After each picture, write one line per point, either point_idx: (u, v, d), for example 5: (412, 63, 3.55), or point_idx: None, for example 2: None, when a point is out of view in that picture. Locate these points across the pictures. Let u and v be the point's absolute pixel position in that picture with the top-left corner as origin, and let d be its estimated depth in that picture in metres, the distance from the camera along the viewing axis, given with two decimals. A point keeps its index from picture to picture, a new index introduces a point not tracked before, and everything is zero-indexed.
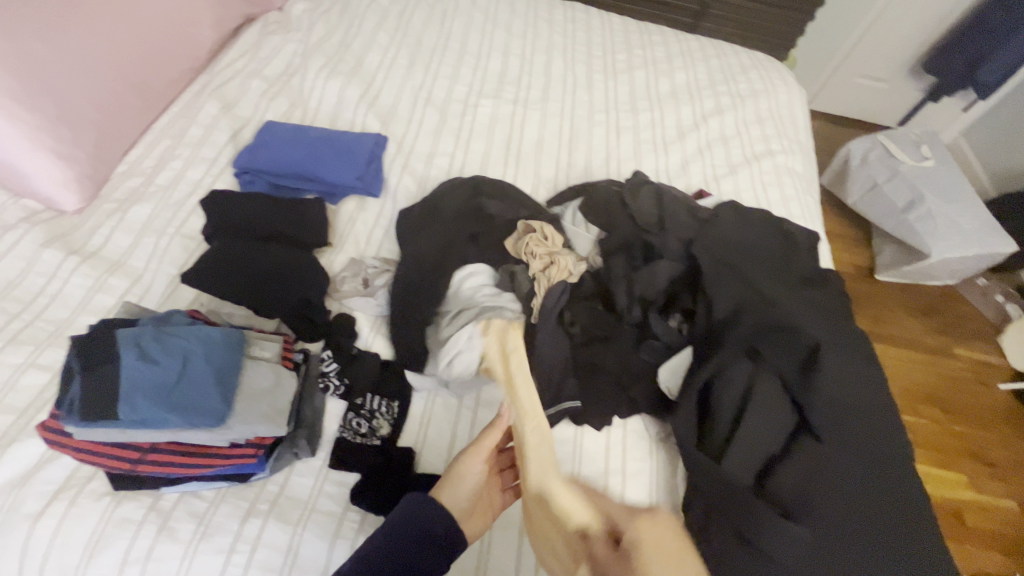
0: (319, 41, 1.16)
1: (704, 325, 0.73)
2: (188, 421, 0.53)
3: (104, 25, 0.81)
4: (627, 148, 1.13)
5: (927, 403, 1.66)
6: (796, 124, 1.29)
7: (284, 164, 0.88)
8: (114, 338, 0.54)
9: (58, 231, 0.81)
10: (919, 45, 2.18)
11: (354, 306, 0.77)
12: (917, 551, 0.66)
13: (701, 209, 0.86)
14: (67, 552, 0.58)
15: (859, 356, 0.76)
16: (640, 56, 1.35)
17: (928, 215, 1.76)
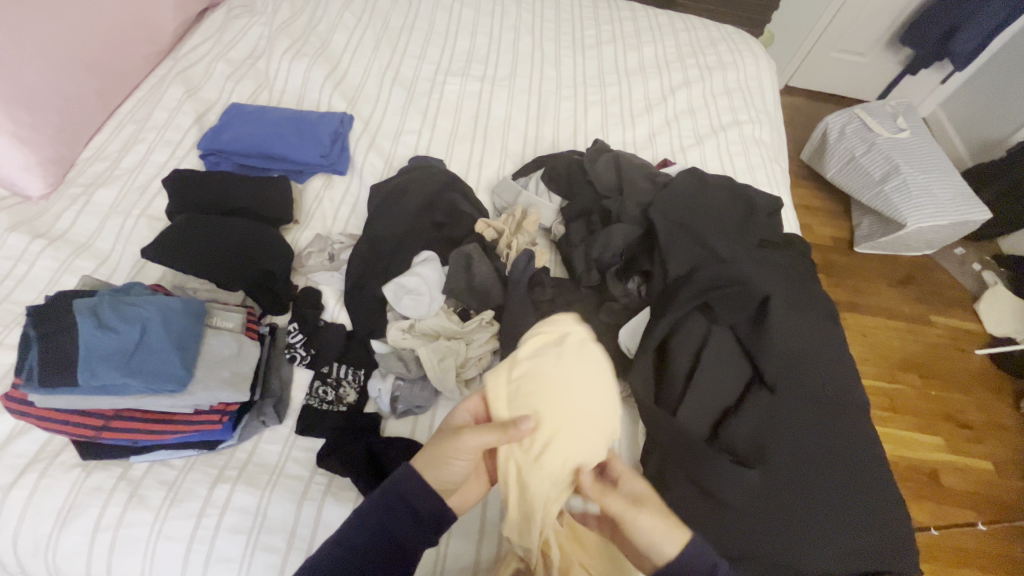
0: (284, 23, 1.16)
1: (661, 285, 0.76)
2: (150, 386, 0.56)
3: (59, 9, 0.81)
4: (594, 122, 1.14)
5: (910, 370, 1.60)
6: (764, 95, 1.30)
7: (247, 143, 0.89)
8: (70, 308, 0.56)
9: (23, 215, 0.81)
10: (895, 18, 2.15)
11: (320, 280, 0.79)
12: (873, 497, 0.67)
13: (658, 173, 0.89)
14: (39, 522, 0.59)
15: (815, 312, 0.78)
16: (609, 31, 1.35)
17: (904, 185, 1.67)
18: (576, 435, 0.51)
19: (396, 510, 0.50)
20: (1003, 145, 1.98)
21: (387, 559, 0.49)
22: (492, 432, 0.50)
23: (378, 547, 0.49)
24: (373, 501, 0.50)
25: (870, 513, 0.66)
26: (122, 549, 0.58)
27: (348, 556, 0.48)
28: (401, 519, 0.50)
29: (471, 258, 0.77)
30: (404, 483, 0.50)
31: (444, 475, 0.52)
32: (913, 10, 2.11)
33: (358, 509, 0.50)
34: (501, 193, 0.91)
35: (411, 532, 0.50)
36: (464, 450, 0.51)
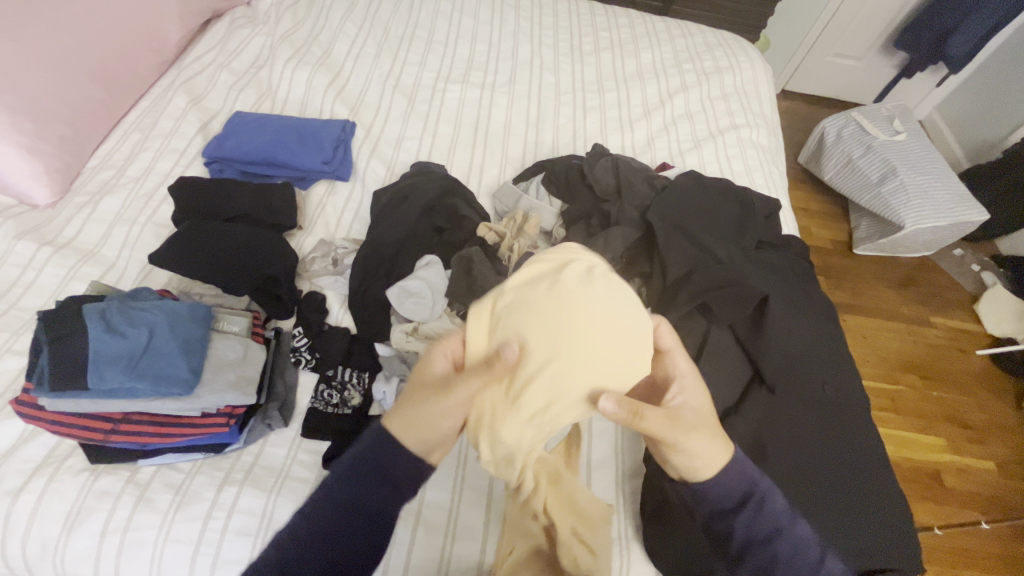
0: (286, 33, 1.17)
1: (661, 286, 0.77)
2: (157, 389, 0.57)
3: (66, 20, 0.82)
4: (593, 127, 1.15)
5: (910, 371, 1.60)
6: (760, 99, 1.31)
7: (251, 151, 0.90)
8: (79, 313, 0.57)
9: (31, 223, 0.82)
10: (890, 23, 2.17)
11: (324, 284, 0.80)
12: (875, 496, 0.68)
13: (657, 177, 0.90)
14: (47, 525, 0.59)
15: (814, 312, 0.79)
16: (606, 38, 1.37)
17: (900, 187, 1.69)
18: (579, 357, 0.45)
19: (360, 475, 0.46)
20: (999, 147, 2.00)
21: (359, 529, 0.45)
22: (471, 379, 0.45)
23: (348, 516, 0.45)
24: (336, 471, 0.47)
25: (872, 512, 0.67)
26: (130, 552, 0.59)
27: (316, 532, 0.44)
28: (369, 483, 0.46)
29: (473, 259, 0.77)
30: (370, 448, 0.47)
31: (435, 435, 0.47)
32: (908, 15, 2.13)
33: (322, 485, 0.46)
34: (502, 197, 0.92)
35: (378, 494, 0.46)
36: (450, 408, 0.46)
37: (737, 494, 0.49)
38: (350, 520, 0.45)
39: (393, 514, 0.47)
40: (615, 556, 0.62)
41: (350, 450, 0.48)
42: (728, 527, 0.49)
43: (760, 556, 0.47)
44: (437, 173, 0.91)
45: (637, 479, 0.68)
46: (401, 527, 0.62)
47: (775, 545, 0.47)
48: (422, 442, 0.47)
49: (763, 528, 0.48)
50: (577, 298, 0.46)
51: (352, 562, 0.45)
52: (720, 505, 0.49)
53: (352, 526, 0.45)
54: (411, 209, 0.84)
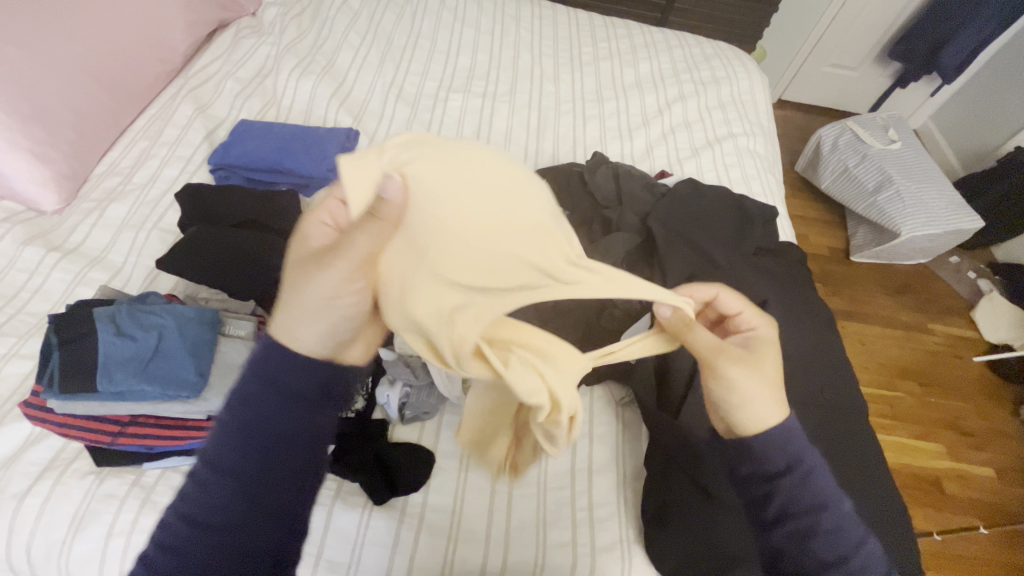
0: (291, 43, 1.19)
1: (661, 291, 0.78)
2: (165, 392, 0.58)
3: (76, 30, 0.84)
4: (593, 135, 1.17)
5: (909, 377, 1.61)
6: (757, 109, 1.34)
7: (256, 158, 0.91)
8: (91, 316, 0.59)
9: (38, 229, 0.83)
10: (883, 34, 2.21)
11: None
12: (874, 500, 0.69)
13: (656, 184, 0.91)
14: (52, 528, 0.60)
15: (812, 317, 0.80)
16: (605, 48, 1.39)
17: (896, 195, 1.71)
18: (475, 209, 0.43)
19: (265, 395, 0.42)
20: (993, 156, 2.02)
21: (278, 458, 0.42)
22: (360, 231, 0.41)
23: (260, 447, 0.41)
24: (239, 400, 0.42)
25: (872, 515, 0.67)
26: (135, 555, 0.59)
27: (228, 469, 0.41)
28: (277, 407, 0.42)
29: None
30: (268, 363, 0.42)
31: (333, 317, 0.42)
32: (901, 26, 2.17)
33: (201, 452, 0.42)
34: None
35: (296, 417, 0.42)
36: (342, 277, 0.40)
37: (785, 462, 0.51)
38: (264, 449, 0.41)
39: (319, 429, 0.44)
40: (618, 559, 0.63)
41: (249, 361, 0.43)
42: (770, 489, 0.53)
43: (798, 523, 0.52)
44: None
45: (638, 483, 0.69)
46: (405, 530, 0.63)
47: (819, 516, 0.51)
48: (318, 329, 0.42)
49: (808, 499, 0.52)
50: (464, 160, 0.44)
51: (274, 493, 0.42)
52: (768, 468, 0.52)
53: (265, 461, 0.42)
54: None
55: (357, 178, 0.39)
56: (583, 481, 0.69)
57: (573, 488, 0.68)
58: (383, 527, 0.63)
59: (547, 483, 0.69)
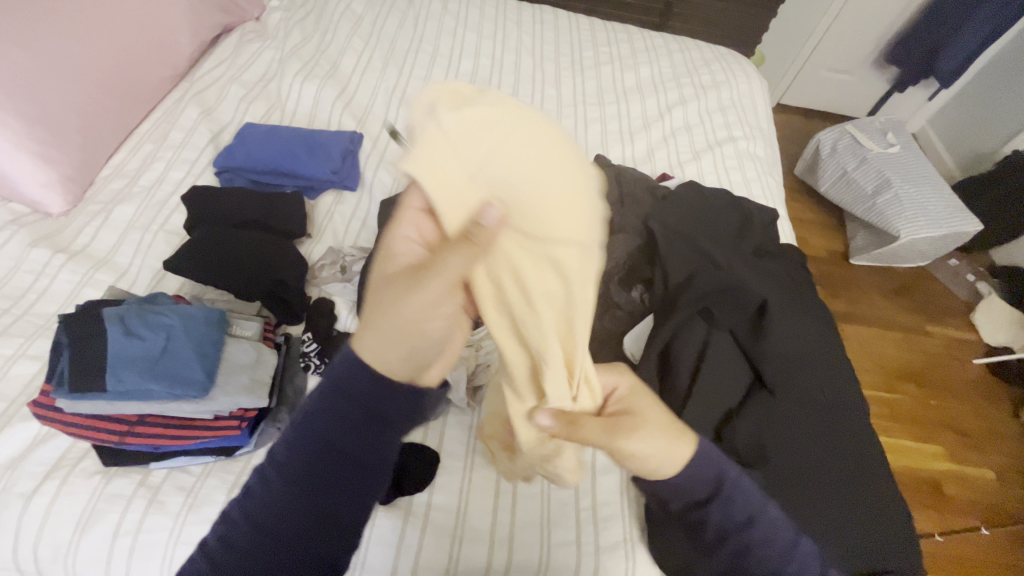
0: (295, 47, 1.20)
1: (662, 292, 0.78)
2: (172, 392, 0.59)
3: (84, 35, 0.85)
4: (594, 138, 1.18)
5: (908, 379, 1.62)
6: (756, 112, 1.35)
7: (261, 161, 0.92)
8: (100, 316, 0.60)
9: (45, 231, 0.84)
10: (881, 39, 2.22)
11: (332, 291, 0.81)
12: (874, 499, 0.69)
13: (658, 186, 0.92)
14: (59, 528, 0.60)
15: (812, 317, 0.80)
16: (606, 53, 1.40)
17: (895, 198, 1.72)
18: (550, 186, 0.41)
19: (347, 417, 0.42)
20: (991, 159, 2.03)
21: (345, 479, 0.42)
22: (453, 255, 0.36)
23: (333, 465, 0.42)
24: (317, 414, 0.42)
25: (870, 513, 0.68)
26: (141, 554, 0.59)
27: (296, 481, 0.42)
28: (352, 430, 0.42)
29: None
30: (348, 377, 0.41)
31: (417, 342, 0.39)
32: (899, 31, 2.18)
33: (273, 449, 0.43)
34: None
35: (366, 445, 0.42)
36: (436, 298, 0.37)
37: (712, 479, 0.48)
38: (334, 468, 0.42)
39: (386, 455, 0.44)
40: (621, 558, 0.63)
41: (330, 371, 0.42)
42: (702, 516, 0.48)
43: (737, 544, 0.47)
44: None
45: None
46: (410, 530, 0.63)
47: (748, 535, 0.47)
48: (396, 354, 0.40)
49: (738, 515, 0.47)
50: (517, 131, 0.40)
51: (342, 510, 0.43)
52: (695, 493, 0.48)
53: (335, 480, 0.42)
54: None
55: (442, 189, 0.37)
56: (586, 481, 0.69)
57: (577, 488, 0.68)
58: (388, 527, 0.63)
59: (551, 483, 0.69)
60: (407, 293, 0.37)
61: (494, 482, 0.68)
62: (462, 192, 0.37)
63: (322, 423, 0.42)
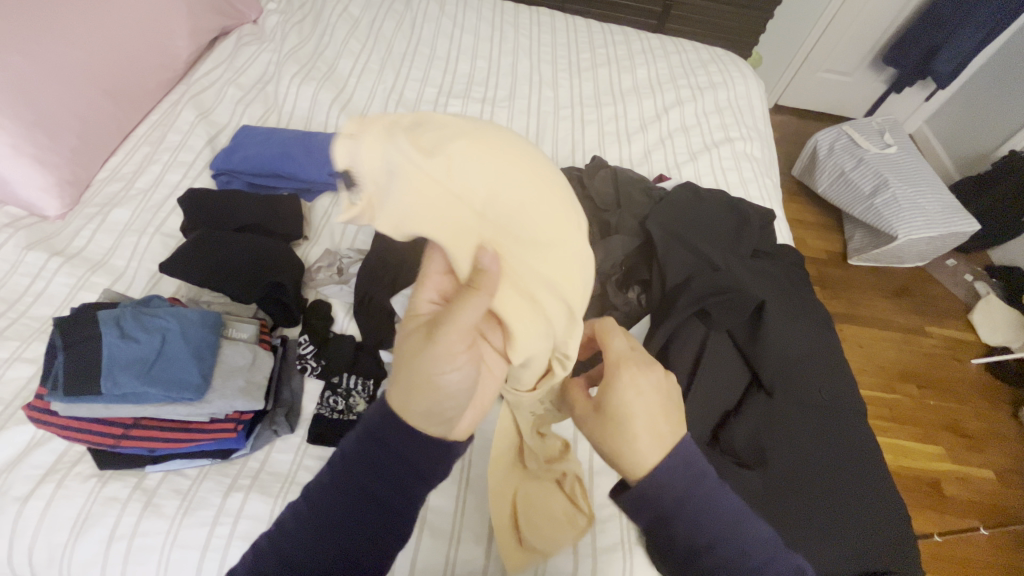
0: (292, 50, 1.21)
1: (659, 293, 0.79)
2: (168, 394, 0.59)
3: (81, 38, 0.85)
4: (591, 140, 1.18)
5: (907, 380, 1.61)
6: (753, 113, 1.35)
7: (258, 163, 0.92)
8: (95, 320, 0.60)
9: (41, 234, 0.84)
10: (878, 40, 2.23)
11: (329, 293, 0.82)
12: (872, 500, 0.69)
13: (654, 187, 0.92)
14: (55, 531, 0.60)
15: (808, 317, 0.80)
16: (603, 54, 1.41)
17: (893, 199, 1.72)
18: (527, 203, 0.45)
19: (372, 458, 0.43)
20: (988, 159, 2.04)
21: (367, 522, 0.42)
22: (466, 305, 0.40)
23: (358, 506, 0.42)
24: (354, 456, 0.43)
25: (870, 513, 0.68)
26: (136, 557, 0.59)
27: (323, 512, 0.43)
28: (388, 478, 0.43)
29: None
30: (379, 423, 0.43)
31: (437, 396, 0.42)
32: (896, 31, 2.19)
33: (304, 492, 0.44)
34: None
35: (399, 495, 0.43)
36: (449, 346, 0.41)
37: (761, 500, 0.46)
38: (360, 508, 0.42)
39: (415, 501, 0.44)
40: (618, 560, 0.63)
41: (363, 418, 0.45)
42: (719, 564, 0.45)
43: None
44: None
45: None
46: None
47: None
48: (426, 407, 0.42)
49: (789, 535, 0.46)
50: (484, 143, 0.44)
51: (370, 556, 0.43)
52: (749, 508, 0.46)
53: (354, 521, 0.42)
54: None
55: (453, 235, 0.44)
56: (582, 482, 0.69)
57: None
58: None
59: None
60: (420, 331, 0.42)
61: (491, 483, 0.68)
62: (439, 220, 0.43)
63: (352, 475, 0.43)
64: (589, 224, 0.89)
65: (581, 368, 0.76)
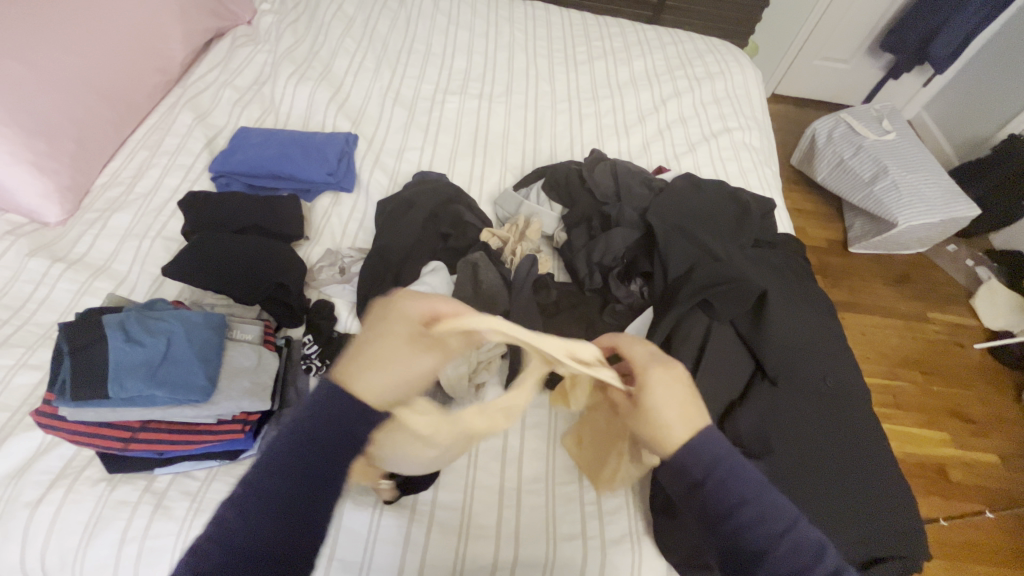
0: (287, 50, 1.20)
1: (662, 284, 0.80)
2: (174, 397, 0.59)
3: (75, 44, 0.85)
4: (590, 133, 1.18)
5: (911, 366, 1.62)
6: (752, 102, 1.34)
7: (257, 165, 0.92)
8: (101, 324, 0.61)
9: (42, 241, 0.84)
10: (875, 27, 2.21)
11: (332, 292, 0.82)
12: (878, 486, 0.69)
13: (654, 179, 0.94)
14: (66, 536, 0.60)
15: (812, 305, 0.81)
16: (599, 47, 1.40)
17: (892, 186, 1.71)
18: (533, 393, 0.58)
19: (312, 438, 0.42)
20: (987, 144, 2.03)
21: (317, 512, 0.42)
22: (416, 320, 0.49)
23: (298, 486, 0.41)
24: (253, 489, 0.40)
25: (874, 494, 0.68)
26: (147, 561, 0.59)
27: (260, 538, 0.39)
28: (318, 463, 0.42)
29: (478, 264, 0.79)
30: (329, 402, 0.43)
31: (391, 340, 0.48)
32: (893, 16, 2.17)
33: (239, 488, 0.40)
34: (504, 204, 0.96)
35: (325, 461, 0.42)
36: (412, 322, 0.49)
37: (705, 460, 0.44)
38: (322, 505, 0.42)
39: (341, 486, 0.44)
40: (627, 550, 0.63)
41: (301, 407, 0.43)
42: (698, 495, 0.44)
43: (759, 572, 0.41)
44: (436, 182, 0.93)
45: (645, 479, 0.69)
46: (416, 528, 0.63)
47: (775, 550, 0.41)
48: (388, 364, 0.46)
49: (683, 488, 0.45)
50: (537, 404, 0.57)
51: (301, 539, 0.41)
52: (687, 476, 0.44)
53: (297, 526, 0.40)
54: (425, 229, 0.87)
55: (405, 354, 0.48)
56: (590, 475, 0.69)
57: (581, 484, 0.69)
58: (394, 526, 0.63)
59: (556, 478, 0.69)
60: (398, 315, 0.48)
61: (499, 481, 0.68)
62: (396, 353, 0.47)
63: (301, 458, 0.42)
64: (590, 217, 0.90)
65: None
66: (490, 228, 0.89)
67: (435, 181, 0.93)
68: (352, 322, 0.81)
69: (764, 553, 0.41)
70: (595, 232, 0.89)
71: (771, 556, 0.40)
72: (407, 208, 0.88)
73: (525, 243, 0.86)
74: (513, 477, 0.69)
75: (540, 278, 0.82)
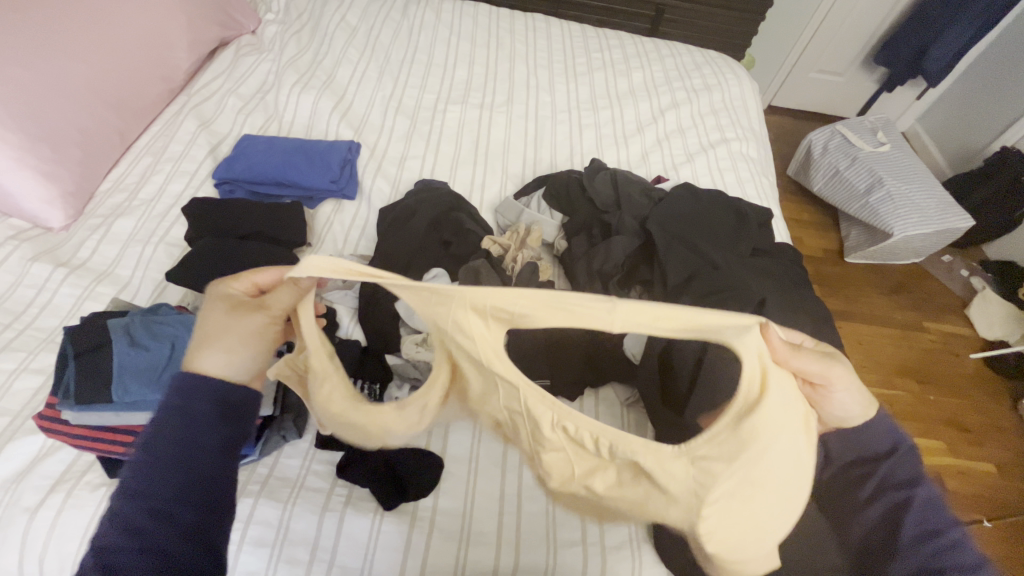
0: (291, 59, 1.22)
1: (662, 292, 0.81)
2: None
3: (82, 51, 0.86)
4: (590, 143, 1.19)
5: (908, 376, 1.63)
6: (749, 114, 1.36)
7: (261, 173, 0.93)
8: (105, 328, 0.61)
9: (45, 246, 0.84)
10: (869, 41, 2.25)
11: (336, 299, 0.82)
12: None
13: (653, 189, 0.95)
14: (64, 542, 0.60)
15: (811, 314, 0.82)
16: (598, 59, 1.42)
17: (887, 197, 1.73)
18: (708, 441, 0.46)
19: (188, 437, 0.47)
20: (981, 155, 2.06)
21: (203, 496, 0.46)
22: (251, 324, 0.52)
23: (187, 478, 0.46)
24: (140, 495, 0.44)
25: None
26: None
27: (152, 537, 0.43)
28: (199, 457, 0.47)
29: (480, 271, 0.80)
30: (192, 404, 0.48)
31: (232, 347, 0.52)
32: (886, 31, 2.21)
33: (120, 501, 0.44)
34: (506, 212, 0.97)
35: (206, 453, 0.48)
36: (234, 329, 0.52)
37: (888, 444, 0.58)
38: (216, 489, 0.48)
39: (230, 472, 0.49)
40: (627, 558, 0.63)
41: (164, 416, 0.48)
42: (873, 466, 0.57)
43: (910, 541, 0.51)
44: (438, 190, 0.94)
45: None
46: (416, 534, 0.63)
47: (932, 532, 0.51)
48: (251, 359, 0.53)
49: (852, 458, 0.59)
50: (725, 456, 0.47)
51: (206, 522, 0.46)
52: (874, 449, 0.58)
53: (180, 524, 0.45)
54: (428, 236, 0.88)
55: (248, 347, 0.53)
56: None
57: None
58: (394, 532, 0.63)
59: None
60: (209, 323, 0.52)
61: (500, 487, 0.68)
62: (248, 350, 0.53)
63: (185, 457, 0.46)
64: (590, 225, 0.91)
65: (585, 369, 0.77)
66: (491, 235, 0.90)
67: (437, 189, 0.94)
68: (353, 329, 0.81)
69: (929, 535, 0.51)
70: (596, 240, 0.89)
71: (935, 536, 0.51)
72: (409, 216, 0.89)
73: (526, 250, 0.87)
74: (513, 483, 0.69)
75: (541, 284, 0.83)
